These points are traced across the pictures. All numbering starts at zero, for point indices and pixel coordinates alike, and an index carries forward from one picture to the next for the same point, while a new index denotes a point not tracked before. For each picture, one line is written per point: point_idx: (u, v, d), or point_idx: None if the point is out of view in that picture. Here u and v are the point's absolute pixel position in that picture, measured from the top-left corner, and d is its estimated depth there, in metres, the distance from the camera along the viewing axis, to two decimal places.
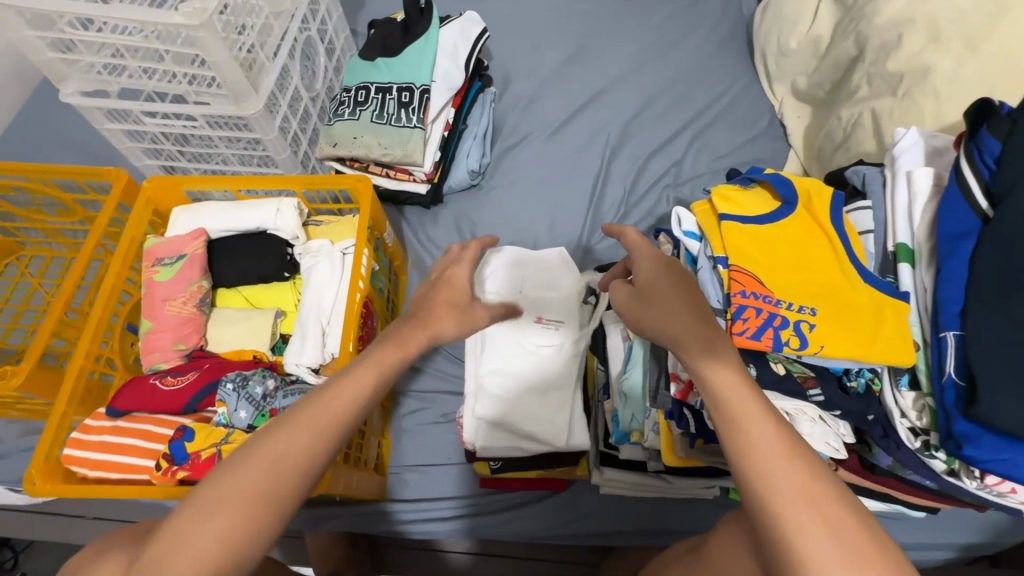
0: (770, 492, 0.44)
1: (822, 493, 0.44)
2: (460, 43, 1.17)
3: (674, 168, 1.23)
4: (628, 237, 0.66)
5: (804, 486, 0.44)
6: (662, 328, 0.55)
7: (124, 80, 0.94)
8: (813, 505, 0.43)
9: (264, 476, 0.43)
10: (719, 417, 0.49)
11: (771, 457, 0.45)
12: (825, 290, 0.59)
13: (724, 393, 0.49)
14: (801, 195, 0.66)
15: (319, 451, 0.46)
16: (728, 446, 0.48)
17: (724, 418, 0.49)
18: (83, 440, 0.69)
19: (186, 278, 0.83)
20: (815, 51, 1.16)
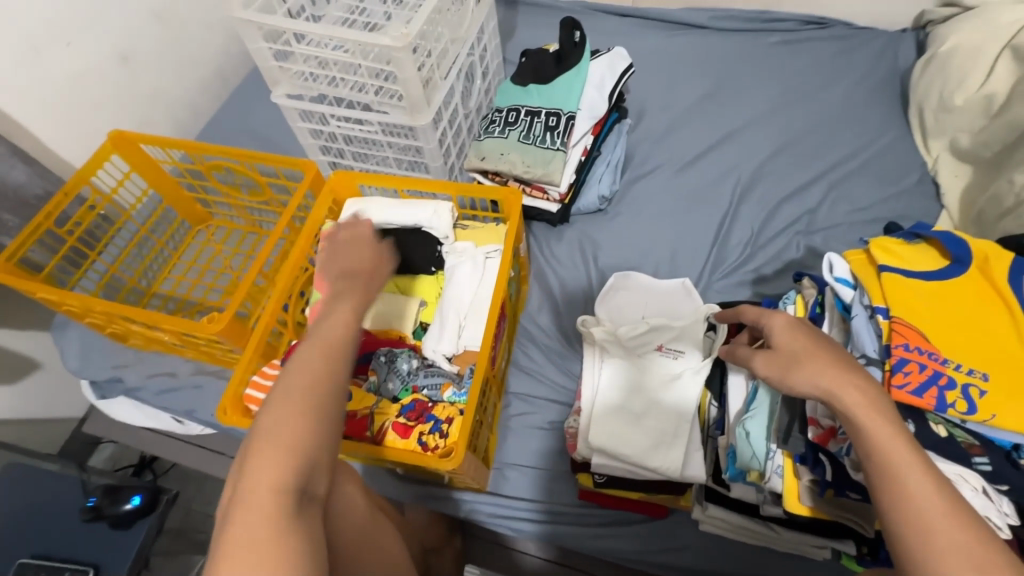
0: (931, 552, 0.45)
1: (990, 558, 0.44)
2: (607, 76, 1.24)
3: (808, 215, 1.21)
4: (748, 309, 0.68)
5: (971, 550, 0.44)
6: (808, 384, 0.55)
7: (323, 87, 1.10)
8: (979, 569, 0.44)
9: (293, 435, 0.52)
10: (876, 471, 0.50)
11: (928, 514, 0.46)
12: (999, 357, 0.57)
13: (880, 443, 0.50)
14: (976, 255, 0.64)
15: (314, 433, 0.52)
16: (882, 498, 0.49)
17: (877, 470, 0.49)
18: (263, 385, 0.82)
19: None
20: (985, 110, 1.10)
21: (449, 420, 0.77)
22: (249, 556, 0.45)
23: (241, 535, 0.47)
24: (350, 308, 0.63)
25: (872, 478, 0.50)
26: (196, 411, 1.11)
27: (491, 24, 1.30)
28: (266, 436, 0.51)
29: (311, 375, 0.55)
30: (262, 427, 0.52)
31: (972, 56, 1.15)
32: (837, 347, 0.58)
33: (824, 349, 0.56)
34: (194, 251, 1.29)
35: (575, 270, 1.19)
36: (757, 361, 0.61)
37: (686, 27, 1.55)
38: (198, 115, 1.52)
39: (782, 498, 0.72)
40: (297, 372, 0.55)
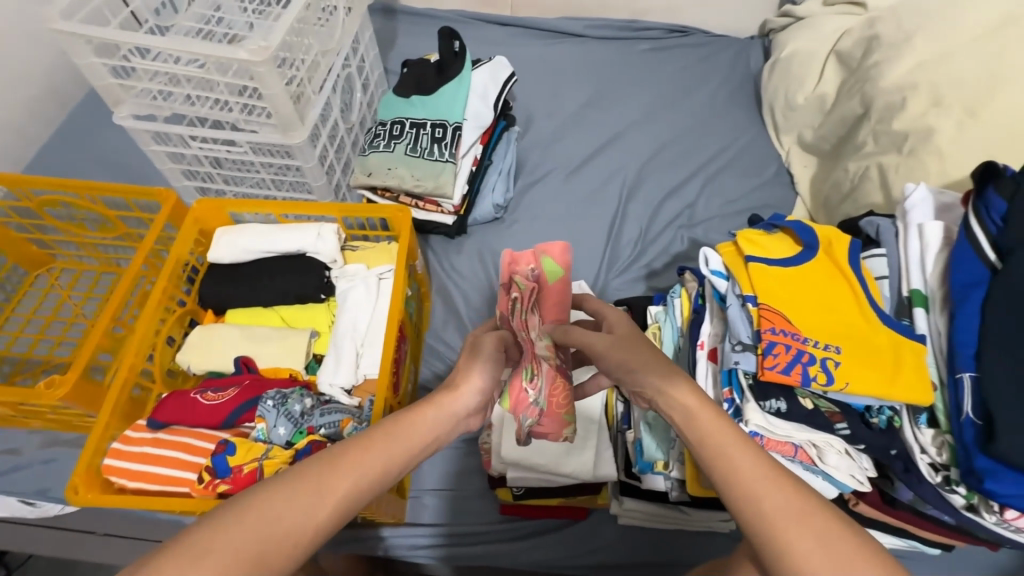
0: (762, 518, 0.45)
1: (808, 508, 0.45)
2: (490, 84, 1.25)
3: (687, 209, 1.29)
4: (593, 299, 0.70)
5: (792, 506, 0.45)
6: (645, 381, 0.57)
7: (176, 106, 0.99)
8: (799, 521, 0.44)
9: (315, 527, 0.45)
10: (705, 450, 0.50)
11: (759, 484, 0.47)
12: (848, 330, 0.64)
13: (705, 425, 0.51)
14: (822, 241, 0.71)
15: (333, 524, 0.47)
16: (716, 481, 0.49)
17: (705, 455, 0.50)
18: (123, 451, 0.70)
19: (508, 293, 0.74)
20: (821, 108, 1.25)
21: None
22: None
23: None
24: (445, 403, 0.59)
25: (702, 460, 0.50)
26: (49, 491, 0.94)
27: (367, 34, 1.25)
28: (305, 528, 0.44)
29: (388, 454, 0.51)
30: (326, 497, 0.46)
31: (806, 61, 1.30)
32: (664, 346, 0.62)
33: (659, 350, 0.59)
34: (32, 301, 1.10)
35: (476, 281, 1.18)
36: (594, 336, 0.63)
37: (565, 35, 1.60)
38: (30, 141, 1.30)
39: (685, 483, 0.77)
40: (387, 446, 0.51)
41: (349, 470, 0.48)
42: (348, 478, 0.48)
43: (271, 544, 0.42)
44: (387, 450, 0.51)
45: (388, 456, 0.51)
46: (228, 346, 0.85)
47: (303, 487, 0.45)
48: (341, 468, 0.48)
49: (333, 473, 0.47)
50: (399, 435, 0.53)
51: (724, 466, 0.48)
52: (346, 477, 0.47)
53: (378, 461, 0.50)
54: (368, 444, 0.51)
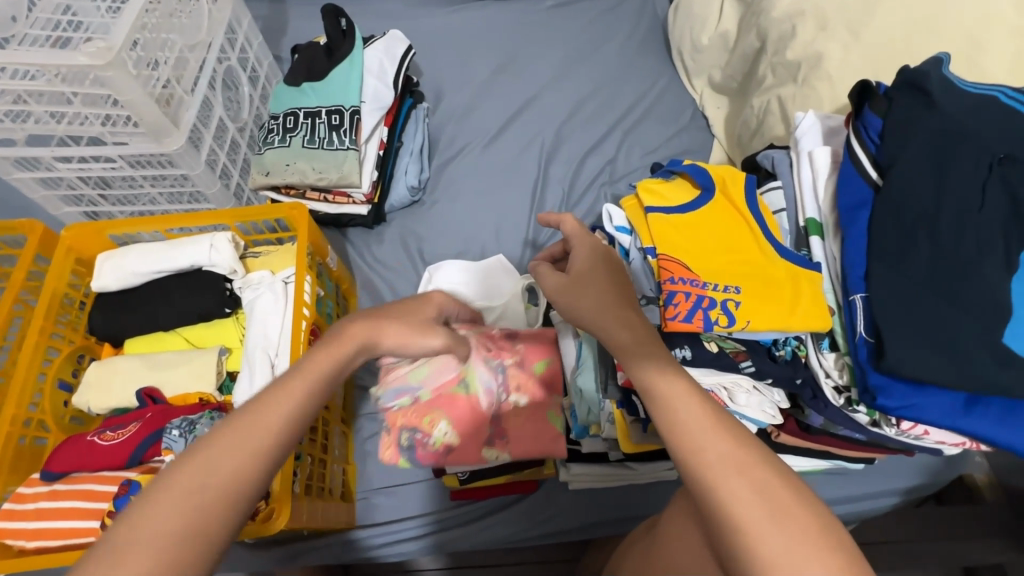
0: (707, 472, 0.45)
1: (750, 459, 0.46)
2: (387, 61, 1.18)
3: (608, 166, 1.28)
4: (567, 222, 0.68)
5: (734, 454, 0.46)
6: (586, 320, 0.58)
7: (30, 126, 0.89)
8: (741, 472, 0.45)
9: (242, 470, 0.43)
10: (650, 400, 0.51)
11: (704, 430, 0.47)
12: (746, 268, 0.63)
13: (649, 374, 0.52)
14: (718, 181, 0.71)
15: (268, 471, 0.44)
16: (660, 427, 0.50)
17: (652, 401, 0.50)
18: (16, 511, 0.65)
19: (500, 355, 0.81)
20: (725, 46, 1.24)
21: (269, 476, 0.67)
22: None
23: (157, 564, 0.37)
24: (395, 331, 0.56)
25: (648, 407, 0.51)
26: None
27: (245, 21, 1.16)
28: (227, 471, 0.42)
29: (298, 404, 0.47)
30: (247, 444, 0.44)
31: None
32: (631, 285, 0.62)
33: (608, 289, 0.59)
34: None
35: (402, 269, 1.14)
36: (549, 277, 0.63)
37: (466, 1, 1.54)
38: None
39: (619, 441, 0.76)
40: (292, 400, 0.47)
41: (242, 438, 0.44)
42: (265, 430, 0.45)
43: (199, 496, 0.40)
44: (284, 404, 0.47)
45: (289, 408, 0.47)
46: (129, 379, 0.79)
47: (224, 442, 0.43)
48: (238, 439, 0.43)
49: (253, 424, 0.45)
50: (310, 373, 0.49)
51: (669, 417, 0.48)
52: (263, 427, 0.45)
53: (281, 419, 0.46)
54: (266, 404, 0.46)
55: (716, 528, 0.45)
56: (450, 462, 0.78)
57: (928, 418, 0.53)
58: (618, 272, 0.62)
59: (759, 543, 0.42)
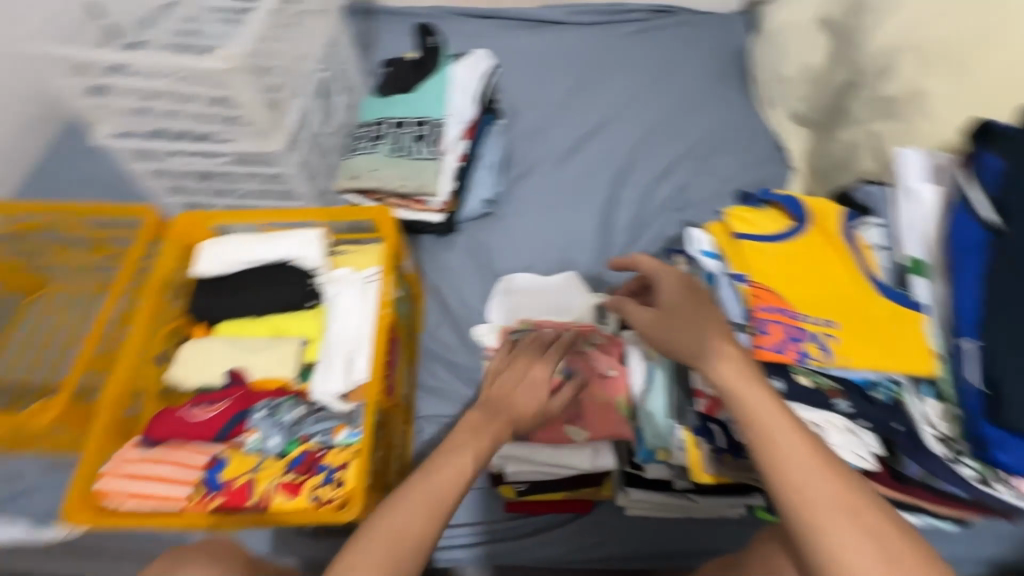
0: (812, 510, 0.46)
1: (860, 504, 0.46)
2: (471, 78, 1.23)
3: (680, 191, 1.27)
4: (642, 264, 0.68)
5: (840, 496, 0.46)
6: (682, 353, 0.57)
7: (154, 121, 0.98)
8: (849, 515, 0.45)
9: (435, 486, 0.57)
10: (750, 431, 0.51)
11: (809, 470, 0.47)
12: (844, 303, 0.61)
13: (751, 406, 0.52)
14: (814, 213, 0.69)
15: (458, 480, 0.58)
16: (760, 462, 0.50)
17: (753, 435, 0.51)
18: (117, 471, 0.70)
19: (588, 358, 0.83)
20: (810, 78, 1.21)
21: (344, 465, 0.70)
22: None
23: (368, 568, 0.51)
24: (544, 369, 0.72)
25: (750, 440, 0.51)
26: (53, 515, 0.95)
27: (343, 36, 1.24)
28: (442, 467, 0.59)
29: (440, 484, 0.57)
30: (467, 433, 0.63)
31: (793, 31, 1.26)
32: (724, 314, 0.62)
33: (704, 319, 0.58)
34: (29, 325, 1.13)
35: (470, 278, 1.17)
36: (639, 312, 0.63)
37: (546, 24, 1.58)
38: None
39: (689, 471, 0.74)
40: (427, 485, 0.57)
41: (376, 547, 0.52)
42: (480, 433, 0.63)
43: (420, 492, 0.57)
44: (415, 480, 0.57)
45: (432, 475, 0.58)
46: (222, 358, 0.83)
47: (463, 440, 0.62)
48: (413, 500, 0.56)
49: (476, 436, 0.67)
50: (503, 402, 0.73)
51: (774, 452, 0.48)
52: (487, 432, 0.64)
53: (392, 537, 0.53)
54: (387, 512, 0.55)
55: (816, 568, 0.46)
56: (539, 438, 0.80)
57: None
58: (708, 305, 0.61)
59: None
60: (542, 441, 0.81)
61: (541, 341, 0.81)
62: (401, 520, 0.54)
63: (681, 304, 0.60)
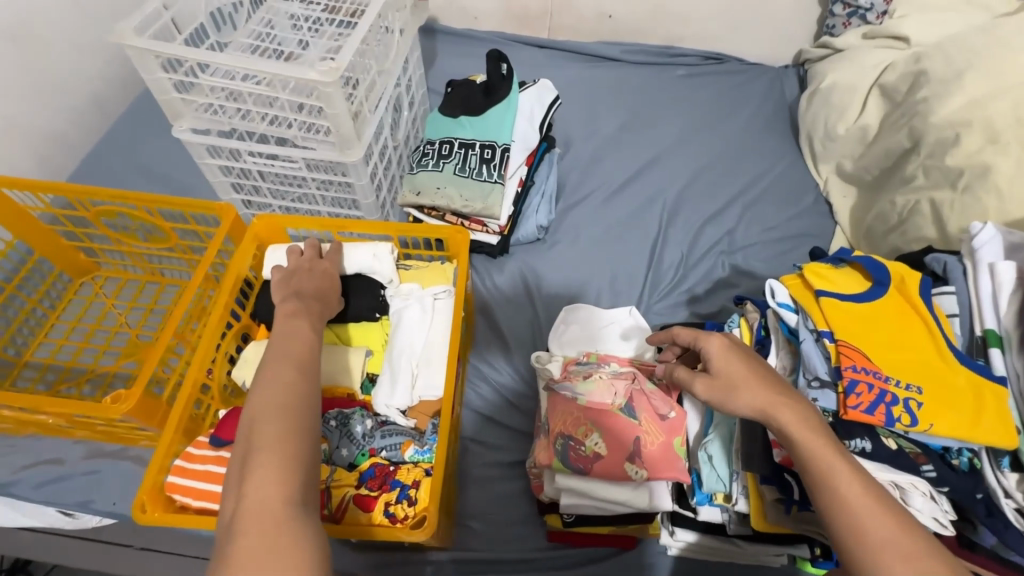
0: (873, 559, 0.48)
1: (918, 551, 0.47)
2: (535, 107, 1.27)
3: (727, 236, 1.29)
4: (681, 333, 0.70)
5: (900, 542, 0.48)
6: (739, 410, 0.59)
7: (235, 121, 1.00)
8: (909, 563, 0.47)
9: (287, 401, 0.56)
10: (814, 480, 0.53)
11: (867, 516, 0.50)
12: (927, 369, 0.63)
13: (813, 453, 0.54)
14: (893, 277, 0.71)
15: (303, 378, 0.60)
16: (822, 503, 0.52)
17: (812, 480, 0.53)
18: (188, 469, 0.71)
19: (648, 398, 0.84)
20: (862, 139, 1.24)
21: (417, 483, 0.72)
22: (257, 537, 0.45)
23: (263, 500, 0.48)
24: (308, 325, 0.69)
25: (809, 483, 0.54)
26: (90, 503, 0.94)
27: (415, 56, 1.28)
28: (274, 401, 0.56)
29: (287, 381, 0.58)
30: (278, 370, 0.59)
31: (847, 92, 1.30)
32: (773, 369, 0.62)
33: (757, 371, 0.60)
34: (77, 309, 1.13)
35: (518, 302, 1.18)
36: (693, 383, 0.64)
37: (602, 60, 1.63)
38: (71, 150, 1.35)
39: (750, 518, 0.75)
40: (277, 386, 0.57)
41: (265, 476, 0.49)
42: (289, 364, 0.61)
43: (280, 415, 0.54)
44: (270, 383, 0.58)
45: (281, 371, 0.59)
46: None
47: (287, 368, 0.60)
48: (270, 416, 0.54)
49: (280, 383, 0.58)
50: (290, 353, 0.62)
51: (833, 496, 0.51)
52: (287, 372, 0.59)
53: (281, 436, 0.52)
54: (253, 428, 0.53)
55: None
56: (597, 471, 0.80)
57: None
58: (762, 367, 0.62)
59: None
60: (598, 475, 0.80)
61: (602, 381, 0.85)
62: (274, 428, 0.53)
63: (729, 366, 0.61)
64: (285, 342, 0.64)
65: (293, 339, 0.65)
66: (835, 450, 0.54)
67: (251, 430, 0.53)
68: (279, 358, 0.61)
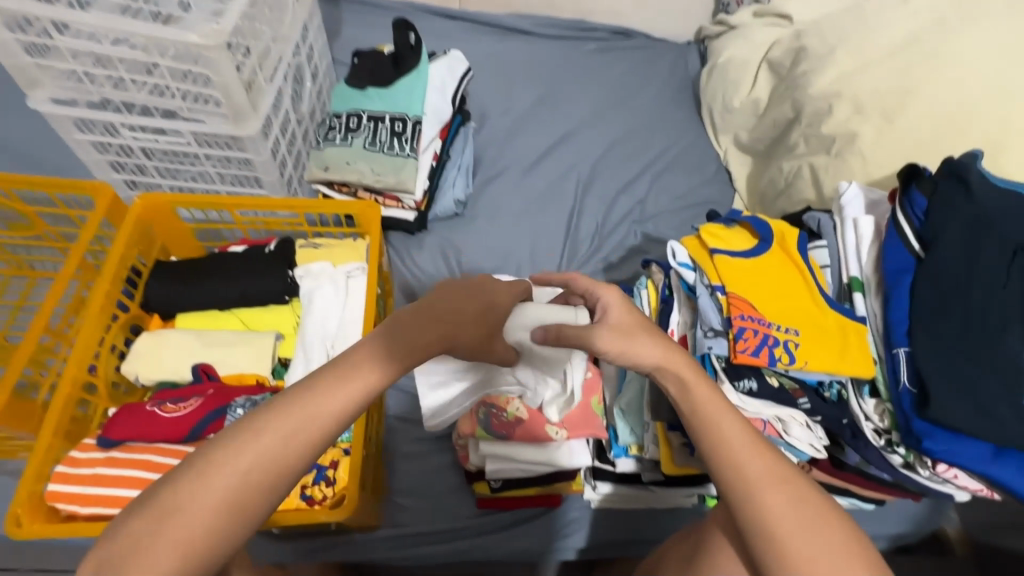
0: (747, 485, 0.52)
1: (785, 474, 0.52)
2: (447, 80, 1.24)
3: (638, 205, 1.34)
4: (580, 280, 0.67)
5: (768, 469, 0.52)
6: (642, 358, 0.58)
7: (105, 90, 0.90)
8: (778, 486, 0.51)
9: (270, 463, 0.46)
10: (695, 420, 0.56)
11: (743, 447, 0.53)
12: (802, 313, 0.70)
13: (703, 398, 0.56)
14: (776, 233, 0.78)
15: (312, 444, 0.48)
16: (702, 443, 0.55)
17: (699, 420, 0.55)
18: (70, 474, 0.65)
19: None
20: (755, 111, 1.33)
21: (334, 464, 0.72)
22: None
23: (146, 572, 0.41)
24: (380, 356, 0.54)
25: (693, 425, 0.56)
26: None
27: (315, 22, 1.20)
28: (259, 453, 0.46)
29: (288, 435, 0.47)
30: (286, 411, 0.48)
31: (741, 66, 1.38)
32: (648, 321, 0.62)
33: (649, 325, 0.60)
34: None
35: (439, 277, 1.17)
36: (593, 333, 0.58)
37: (515, 33, 1.62)
38: None
39: (661, 463, 0.81)
40: (270, 438, 0.46)
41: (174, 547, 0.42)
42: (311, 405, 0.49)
43: (250, 484, 0.45)
44: (269, 432, 0.47)
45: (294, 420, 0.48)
46: (184, 354, 0.79)
47: (295, 412, 0.48)
48: (226, 473, 0.45)
49: (273, 430, 0.47)
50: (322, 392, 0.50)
51: (715, 435, 0.54)
52: (298, 422, 0.48)
53: (210, 518, 0.44)
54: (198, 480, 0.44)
55: (749, 531, 0.51)
56: (517, 435, 0.82)
57: (965, 463, 0.61)
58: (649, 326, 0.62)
59: (786, 551, 0.49)
60: (519, 439, 0.83)
61: None
62: (224, 489, 0.44)
63: (624, 318, 0.61)
64: (337, 384, 0.50)
65: (345, 384, 0.50)
66: (716, 395, 0.57)
67: (196, 479, 0.45)
68: (306, 399, 0.48)
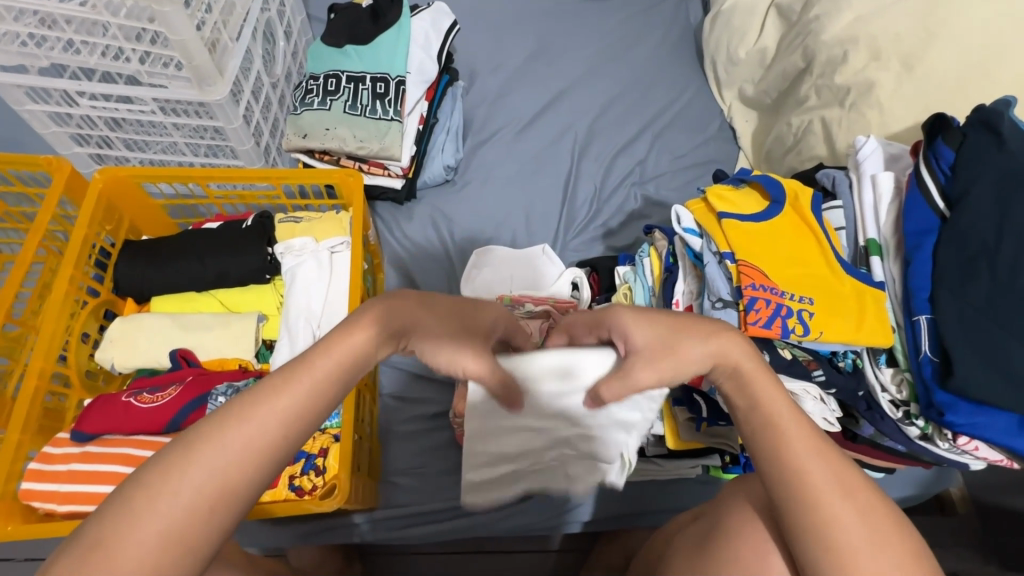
0: (808, 490, 0.46)
1: (852, 482, 0.46)
2: (432, 34, 1.15)
3: (639, 166, 1.27)
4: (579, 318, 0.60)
5: (834, 475, 0.46)
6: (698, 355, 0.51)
7: (53, 53, 0.81)
8: (844, 494, 0.45)
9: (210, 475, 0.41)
10: (755, 419, 0.50)
11: (808, 452, 0.47)
12: (817, 280, 0.66)
13: (764, 394, 0.50)
14: (788, 194, 0.72)
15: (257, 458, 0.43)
16: (759, 440, 0.49)
17: (757, 416, 0.49)
18: (45, 472, 0.63)
19: None
20: (761, 61, 1.24)
21: (324, 451, 0.69)
22: None
23: None
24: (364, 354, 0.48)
25: (751, 423, 0.50)
26: None
27: None
28: (199, 473, 0.41)
29: (224, 451, 0.42)
30: (227, 430, 0.42)
31: (748, 12, 1.28)
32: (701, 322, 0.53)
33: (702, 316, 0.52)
34: None
35: (431, 249, 1.12)
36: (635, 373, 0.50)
37: None
38: None
39: (666, 438, 0.79)
40: (215, 454, 0.41)
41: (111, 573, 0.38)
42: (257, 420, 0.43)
43: (190, 498, 0.40)
44: (193, 467, 0.41)
45: (227, 450, 0.42)
46: (161, 339, 0.75)
47: (246, 424, 0.43)
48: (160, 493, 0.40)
49: (214, 447, 0.42)
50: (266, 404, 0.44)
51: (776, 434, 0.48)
52: (237, 440, 0.42)
53: (153, 538, 0.39)
54: (120, 519, 0.39)
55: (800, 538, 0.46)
56: None
57: (988, 435, 0.58)
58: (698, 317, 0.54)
59: (849, 564, 0.44)
60: None
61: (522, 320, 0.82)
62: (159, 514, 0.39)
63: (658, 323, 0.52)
64: (272, 409, 0.44)
65: (280, 397, 0.44)
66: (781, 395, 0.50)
67: (122, 516, 0.39)
68: (241, 418, 0.43)
